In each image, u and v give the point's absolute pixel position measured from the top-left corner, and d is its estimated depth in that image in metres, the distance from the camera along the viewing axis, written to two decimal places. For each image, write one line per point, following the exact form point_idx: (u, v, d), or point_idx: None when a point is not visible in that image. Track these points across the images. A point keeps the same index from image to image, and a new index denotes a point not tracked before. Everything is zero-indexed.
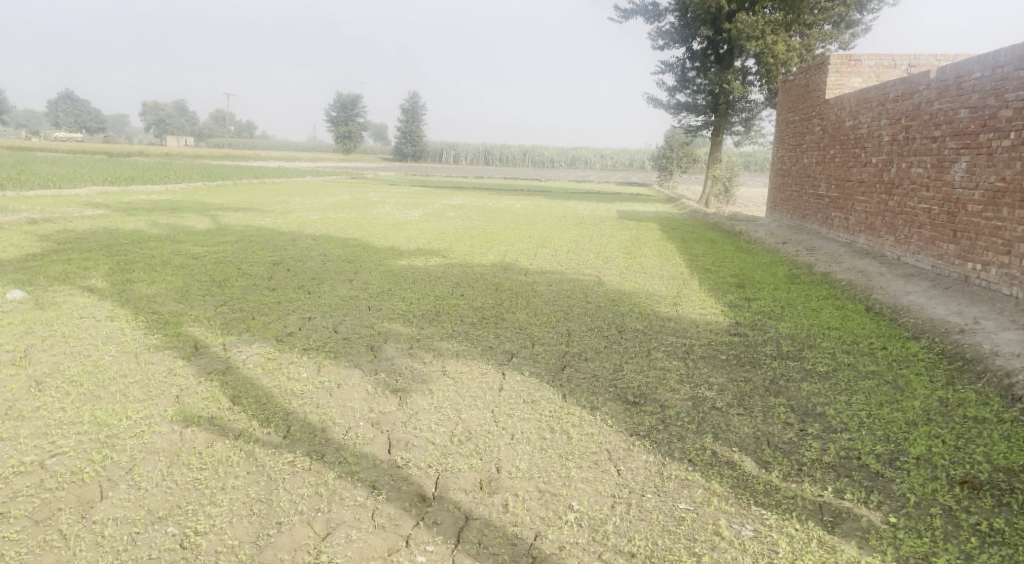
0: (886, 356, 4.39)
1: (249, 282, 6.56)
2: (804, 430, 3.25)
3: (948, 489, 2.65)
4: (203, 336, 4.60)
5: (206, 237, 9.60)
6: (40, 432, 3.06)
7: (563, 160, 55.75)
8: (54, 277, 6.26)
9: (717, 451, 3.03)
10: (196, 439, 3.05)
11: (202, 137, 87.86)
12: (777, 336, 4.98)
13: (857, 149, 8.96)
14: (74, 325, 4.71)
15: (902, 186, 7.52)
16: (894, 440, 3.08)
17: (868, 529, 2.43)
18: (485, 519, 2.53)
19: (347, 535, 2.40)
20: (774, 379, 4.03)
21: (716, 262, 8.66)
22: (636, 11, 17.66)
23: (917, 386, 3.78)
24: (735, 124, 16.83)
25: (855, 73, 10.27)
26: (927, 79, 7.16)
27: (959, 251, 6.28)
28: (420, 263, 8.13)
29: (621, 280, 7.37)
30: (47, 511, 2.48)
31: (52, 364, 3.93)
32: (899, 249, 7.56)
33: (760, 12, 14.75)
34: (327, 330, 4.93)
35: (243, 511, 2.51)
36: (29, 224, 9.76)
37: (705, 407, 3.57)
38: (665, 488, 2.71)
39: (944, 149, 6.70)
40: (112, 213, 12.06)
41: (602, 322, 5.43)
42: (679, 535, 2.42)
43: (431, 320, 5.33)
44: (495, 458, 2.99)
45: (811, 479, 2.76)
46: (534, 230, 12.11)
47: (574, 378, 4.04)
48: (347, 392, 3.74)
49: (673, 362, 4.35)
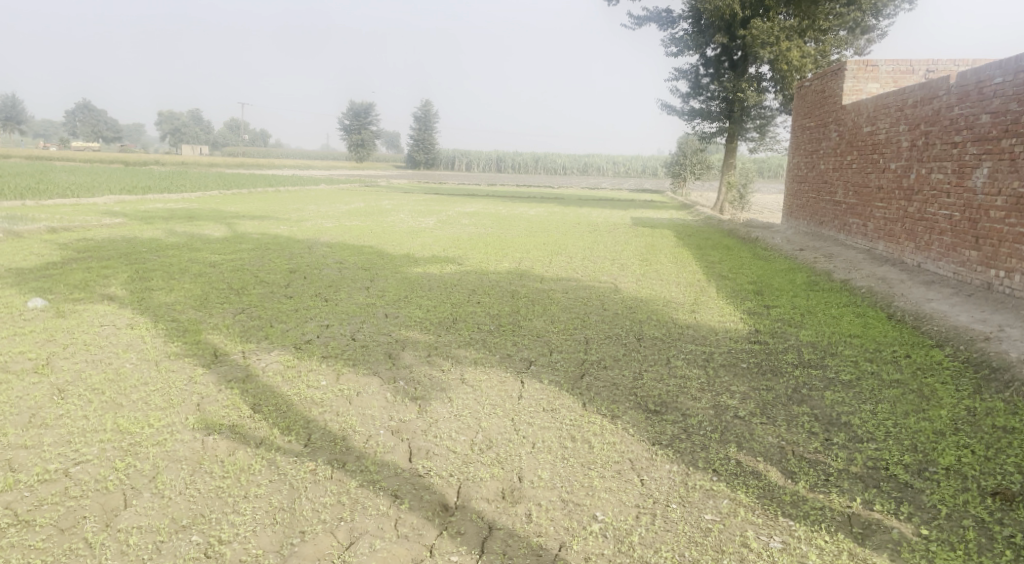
0: (910, 364, 4.33)
1: (266, 289, 6.59)
2: (829, 440, 3.20)
3: (980, 501, 2.59)
4: (222, 344, 4.62)
5: (222, 245, 9.69)
6: (64, 440, 3.08)
7: (574, 168, 55.73)
8: (74, 286, 6.33)
9: (742, 460, 2.99)
10: (218, 447, 3.06)
11: (216, 146, 88.89)
12: (798, 344, 4.92)
13: (875, 155, 8.87)
14: (95, 333, 4.75)
15: (922, 193, 7.43)
16: (922, 450, 3.03)
17: (900, 541, 2.38)
18: (510, 529, 2.50)
19: (370, 544, 2.39)
20: (797, 388, 3.98)
21: (733, 269, 8.58)
22: (650, 18, 17.68)
23: (943, 395, 3.71)
24: (750, 130, 16.75)
25: (872, 79, 10.19)
26: (948, 84, 7.08)
27: (982, 258, 6.18)
28: (436, 270, 8.14)
29: (637, 287, 7.34)
30: (72, 519, 2.50)
31: (74, 372, 3.96)
32: (919, 256, 7.47)
33: (775, 18, 14.68)
34: (346, 338, 4.94)
35: (265, 520, 2.51)
36: (49, 232, 9.89)
37: (728, 415, 3.54)
38: (690, 499, 2.67)
39: (965, 154, 6.62)
40: (130, 221, 12.19)
41: (621, 329, 5.40)
42: (706, 546, 2.38)
43: (449, 328, 5.32)
44: (517, 466, 2.96)
45: (839, 490, 2.72)
46: (549, 237, 12.09)
47: (594, 386, 4.02)
48: (366, 400, 3.73)
49: (693, 371, 4.31)
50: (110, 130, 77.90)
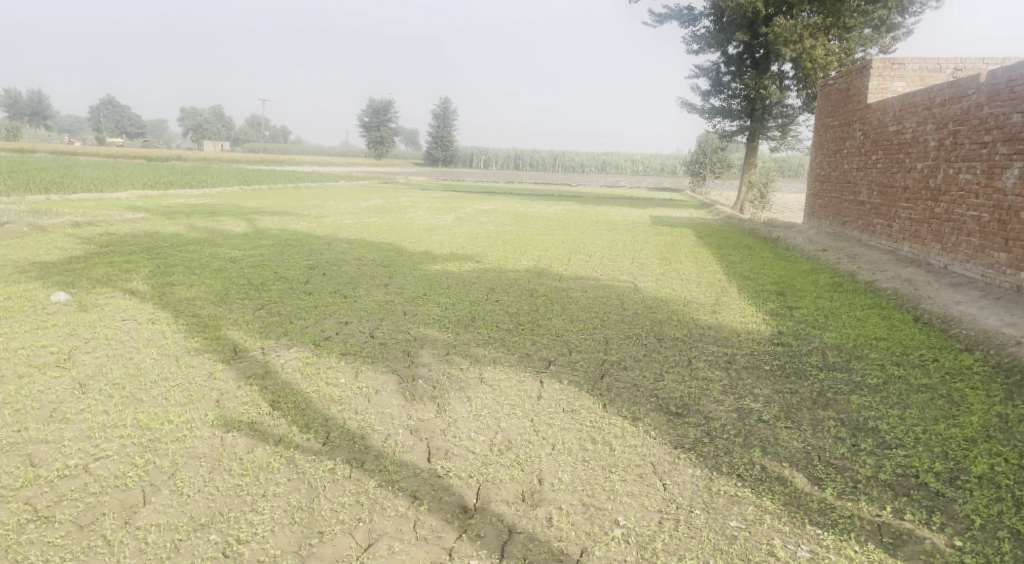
0: (938, 369, 4.21)
1: (286, 285, 6.61)
2: (856, 445, 3.12)
3: (1014, 512, 2.51)
4: (242, 340, 4.63)
5: (243, 240, 9.76)
6: (84, 435, 3.10)
7: (593, 165, 55.44)
8: (96, 280, 6.40)
9: (767, 466, 2.92)
10: (237, 444, 3.06)
11: (236, 142, 89.83)
12: (822, 346, 4.83)
13: (901, 154, 8.69)
14: (116, 328, 4.79)
15: (949, 193, 7.26)
16: (953, 458, 2.94)
17: (933, 552, 2.32)
18: (530, 533, 2.47)
19: (389, 546, 2.37)
20: (823, 392, 3.89)
21: (756, 270, 8.44)
22: (671, 15, 17.54)
23: (974, 401, 3.61)
24: (772, 129, 16.53)
25: (899, 77, 9.95)
26: (978, 82, 6.90)
27: (1011, 260, 6.02)
28: (454, 268, 8.11)
29: (658, 287, 7.25)
30: (92, 515, 2.51)
31: (96, 366, 3.99)
32: (946, 257, 7.30)
33: (799, 16, 14.44)
34: (364, 335, 4.92)
35: (284, 520, 2.50)
36: (72, 227, 9.99)
37: (751, 419, 3.46)
38: (714, 505, 2.62)
39: (995, 154, 6.45)
40: (152, 216, 12.29)
41: (641, 329, 5.33)
42: (732, 554, 2.33)
43: (467, 326, 5.29)
44: (537, 469, 2.92)
45: (867, 497, 2.65)
46: (567, 235, 11.99)
47: (613, 387, 3.96)
48: (384, 398, 3.71)
49: (715, 373, 4.23)
50: (134, 127, 78.82)
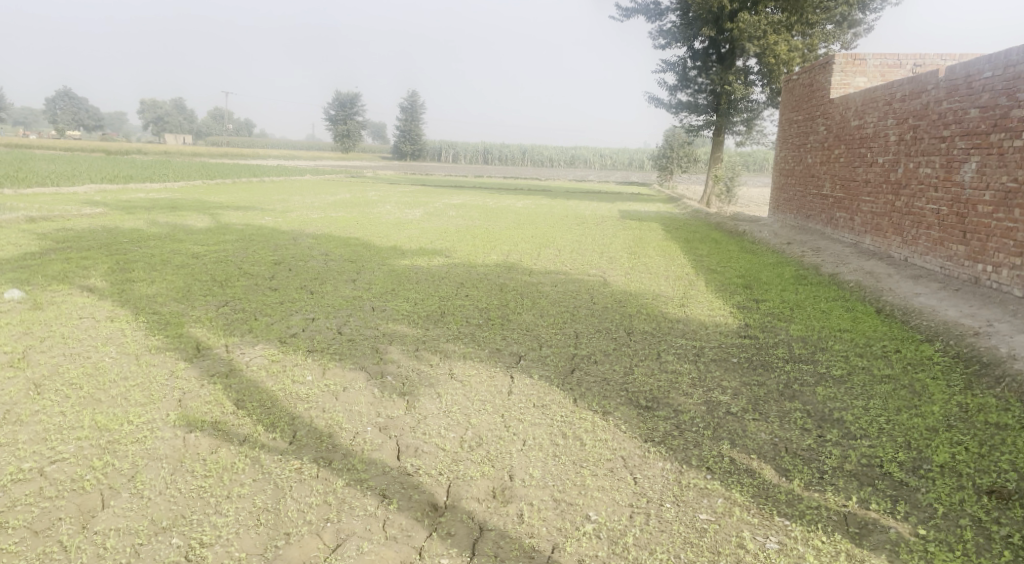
0: (900, 359, 4.32)
1: (251, 281, 6.47)
2: (822, 436, 3.18)
3: (975, 500, 2.58)
4: (205, 337, 4.51)
5: (207, 235, 9.53)
6: (39, 437, 2.99)
7: (562, 160, 55.63)
8: (52, 277, 6.17)
9: (735, 458, 2.95)
10: (200, 445, 2.98)
11: (198, 134, 87.78)
12: (788, 339, 4.91)
13: (863, 149, 8.88)
14: (73, 326, 4.62)
15: (909, 187, 7.44)
16: (915, 448, 3.01)
17: (897, 541, 2.37)
18: (501, 530, 2.45)
19: (357, 547, 2.33)
20: (789, 383, 3.95)
21: (722, 263, 8.55)
22: (638, 10, 17.65)
23: (935, 391, 3.71)
24: (737, 124, 16.76)
25: (860, 73, 10.18)
26: (937, 78, 7.06)
27: (969, 253, 6.20)
28: (423, 263, 8.04)
29: (626, 281, 7.30)
30: (48, 520, 2.43)
31: (52, 366, 3.85)
32: (906, 250, 7.49)
33: (763, 12, 14.67)
34: (332, 331, 4.84)
35: (249, 522, 2.44)
36: (26, 222, 9.65)
37: (720, 412, 3.49)
38: (683, 498, 2.63)
39: (953, 149, 6.62)
40: (111, 211, 11.95)
41: (610, 323, 5.35)
42: (702, 547, 2.35)
43: (437, 321, 5.25)
44: (508, 465, 2.90)
45: (834, 488, 2.69)
46: (536, 229, 11.98)
47: (583, 381, 3.96)
48: (352, 396, 3.65)
49: (684, 366, 4.26)
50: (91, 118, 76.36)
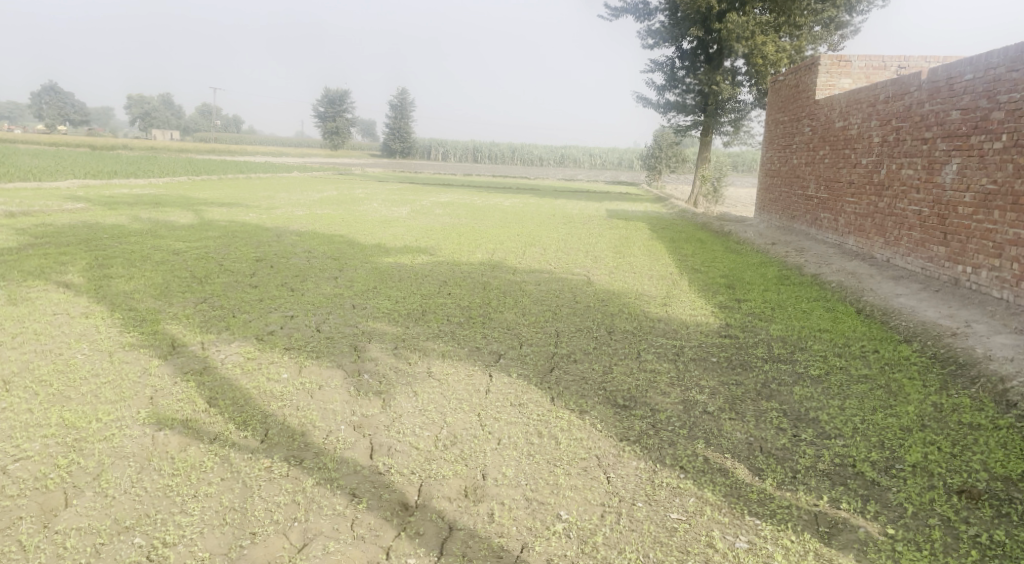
0: (878, 359, 4.33)
1: (231, 278, 6.39)
2: (796, 436, 3.18)
3: (946, 499, 2.59)
4: (181, 335, 4.45)
5: (190, 232, 9.42)
6: (4, 435, 2.94)
7: (552, 159, 55.64)
8: (28, 272, 6.07)
9: (709, 457, 2.94)
10: (169, 443, 2.93)
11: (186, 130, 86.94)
12: (768, 338, 4.92)
13: (847, 150, 8.93)
14: (46, 322, 4.55)
15: (892, 188, 7.49)
16: (889, 448, 3.02)
17: (866, 541, 2.37)
18: (471, 529, 2.43)
19: (323, 547, 2.31)
20: (767, 383, 3.95)
21: (706, 263, 8.56)
22: (627, 9, 17.66)
23: (910, 390, 3.73)
24: (724, 124, 16.81)
25: (845, 74, 10.26)
26: (919, 80, 7.10)
27: (950, 254, 6.24)
28: (407, 260, 7.99)
29: (610, 280, 7.29)
30: (7, 519, 2.39)
31: (21, 363, 3.77)
32: (888, 251, 7.54)
33: (751, 13, 14.70)
34: (310, 329, 4.80)
35: (214, 521, 2.41)
36: (5, 217, 9.49)
37: (696, 411, 3.49)
38: (656, 497, 2.62)
39: (935, 150, 6.67)
40: (92, 207, 11.75)
41: (592, 322, 5.34)
42: (671, 547, 2.34)
43: (417, 319, 5.22)
44: (481, 464, 2.88)
45: (806, 488, 2.69)
46: (523, 228, 11.94)
47: (562, 380, 3.95)
48: (327, 394, 3.61)
49: (663, 365, 4.26)
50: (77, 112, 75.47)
